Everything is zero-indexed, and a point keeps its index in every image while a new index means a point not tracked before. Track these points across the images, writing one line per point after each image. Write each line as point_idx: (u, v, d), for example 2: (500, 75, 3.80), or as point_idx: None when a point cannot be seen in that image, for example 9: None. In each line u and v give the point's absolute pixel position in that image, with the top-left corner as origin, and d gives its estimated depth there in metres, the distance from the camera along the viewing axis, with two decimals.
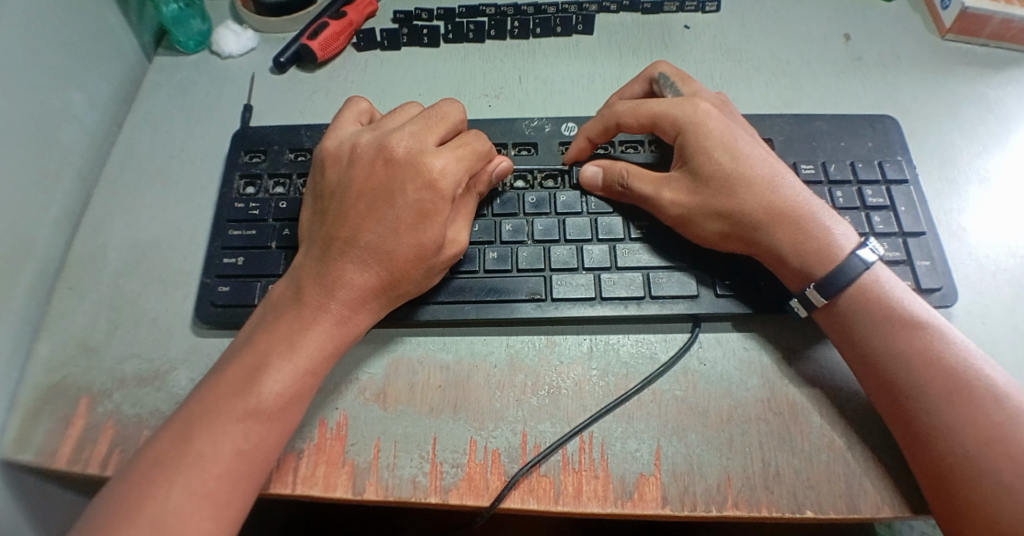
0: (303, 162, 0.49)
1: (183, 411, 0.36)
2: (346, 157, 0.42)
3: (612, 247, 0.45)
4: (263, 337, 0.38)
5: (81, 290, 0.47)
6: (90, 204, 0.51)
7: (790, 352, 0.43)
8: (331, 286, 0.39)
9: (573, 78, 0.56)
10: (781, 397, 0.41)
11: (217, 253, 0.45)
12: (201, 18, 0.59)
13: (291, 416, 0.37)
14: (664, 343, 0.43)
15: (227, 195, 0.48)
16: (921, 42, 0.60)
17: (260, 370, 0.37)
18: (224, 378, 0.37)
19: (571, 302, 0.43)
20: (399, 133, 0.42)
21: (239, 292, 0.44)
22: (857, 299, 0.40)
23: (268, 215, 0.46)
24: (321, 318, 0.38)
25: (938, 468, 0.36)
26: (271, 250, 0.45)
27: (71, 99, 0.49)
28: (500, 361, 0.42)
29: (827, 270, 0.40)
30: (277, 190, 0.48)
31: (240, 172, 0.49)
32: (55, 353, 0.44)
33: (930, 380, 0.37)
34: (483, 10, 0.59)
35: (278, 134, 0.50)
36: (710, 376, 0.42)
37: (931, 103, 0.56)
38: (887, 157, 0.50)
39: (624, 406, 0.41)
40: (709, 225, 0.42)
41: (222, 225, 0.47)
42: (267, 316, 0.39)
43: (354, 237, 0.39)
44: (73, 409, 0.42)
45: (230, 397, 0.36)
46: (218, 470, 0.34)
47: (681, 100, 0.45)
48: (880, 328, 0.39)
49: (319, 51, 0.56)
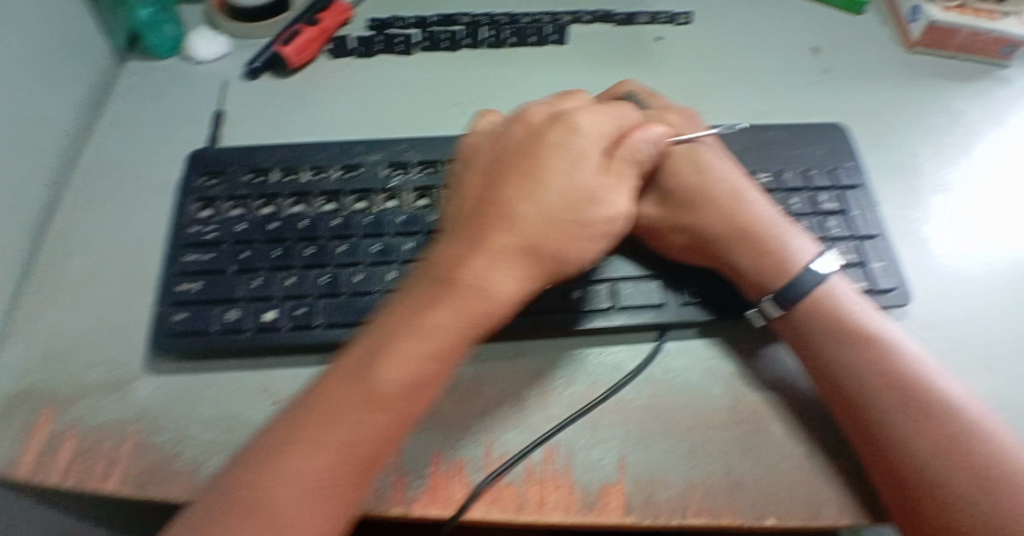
0: (261, 183, 0.46)
1: (292, 404, 0.36)
2: (492, 139, 0.44)
3: None
4: (381, 318, 0.37)
5: (46, 297, 0.46)
6: (57, 210, 0.50)
7: (753, 360, 0.44)
8: (474, 255, 0.37)
9: (546, 88, 0.57)
10: (743, 405, 0.42)
11: (172, 279, 0.42)
12: (173, 22, 0.59)
13: (405, 407, 0.35)
14: (630, 352, 0.44)
15: (182, 220, 0.45)
16: (888, 54, 0.61)
17: (377, 351, 0.35)
18: (343, 367, 0.36)
19: (537, 314, 0.43)
20: (533, 108, 0.44)
21: (195, 318, 0.41)
22: (814, 310, 0.41)
23: (227, 238, 0.44)
24: (462, 292, 0.37)
25: (899, 485, 0.36)
26: (229, 274, 0.42)
27: (39, 102, 0.49)
28: (467, 371, 0.43)
29: (782, 284, 0.41)
30: (233, 213, 0.45)
31: (195, 195, 0.46)
32: (18, 360, 0.44)
33: (887, 391, 0.38)
34: (458, 19, 0.59)
35: (237, 155, 0.48)
36: (675, 384, 0.43)
37: (898, 115, 0.57)
38: (843, 162, 0.51)
39: (589, 415, 0.41)
40: (670, 237, 0.44)
41: (176, 250, 0.44)
42: (417, 292, 0.37)
43: (504, 198, 0.39)
44: (34, 418, 0.42)
45: (351, 382, 0.35)
46: (327, 466, 0.33)
47: (650, 116, 0.47)
48: (844, 338, 0.40)
49: (293, 57, 0.56)
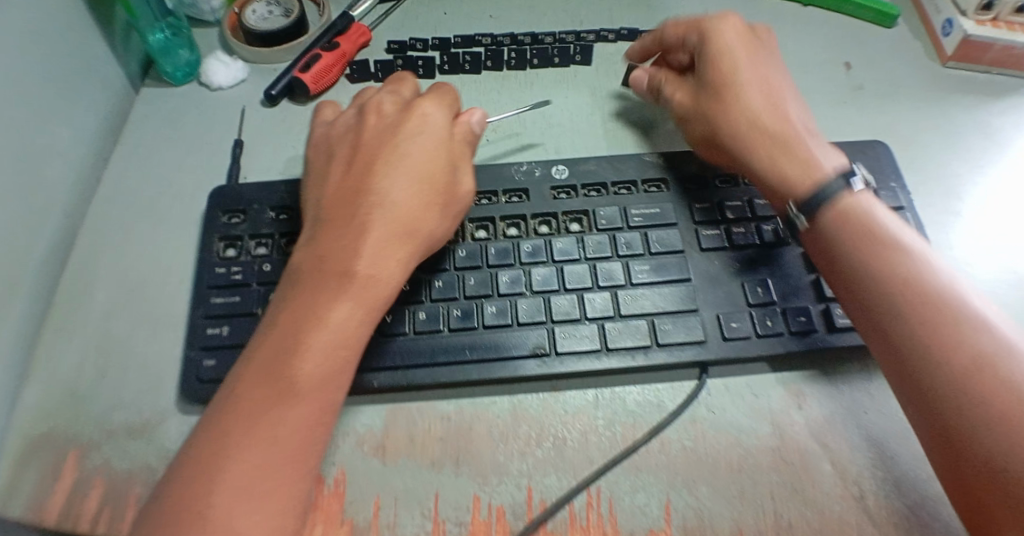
0: (285, 220, 0.46)
1: (214, 402, 0.36)
2: (347, 128, 0.46)
3: (614, 294, 0.43)
4: (288, 304, 0.38)
5: (68, 333, 0.45)
6: (77, 241, 0.48)
7: (798, 396, 0.42)
8: (350, 242, 0.39)
9: (571, 110, 0.55)
10: (790, 444, 0.40)
11: (200, 322, 0.42)
12: (189, 47, 0.57)
13: (331, 391, 0.36)
14: (671, 390, 0.42)
15: (207, 259, 0.45)
16: (921, 69, 0.60)
17: (292, 342, 0.36)
18: (254, 360, 0.36)
19: (577, 356, 0.41)
20: (380, 97, 0.47)
21: (226, 363, 0.41)
22: (871, 263, 0.39)
23: (252, 279, 0.44)
24: (359, 284, 0.38)
25: (956, 459, 0.33)
26: (256, 315, 0.42)
27: (56, 132, 0.47)
28: (503, 411, 0.41)
29: (837, 236, 0.41)
30: (259, 251, 0.45)
31: (219, 233, 0.46)
32: (41, 400, 0.42)
33: (947, 349, 0.35)
34: (480, 40, 0.58)
35: (257, 191, 0.48)
36: (719, 423, 0.41)
37: (934, 132, 0.56)
38: (881, 185, 0.49)
39: (631, 458, 0.40)
40: (700, 123, 0.48)
41: (203, 291, 0.44)
42: (289, 293, 0.38)
43: (341, 190, 0.42)
44: (57, 462, 0.40)
45: (267, 372, 0.35)
46: (258, 460, 0.33)
47: (714, 24, 0.49)
48: (886, 289, 0.38)
49: (311, 84, 0.55)
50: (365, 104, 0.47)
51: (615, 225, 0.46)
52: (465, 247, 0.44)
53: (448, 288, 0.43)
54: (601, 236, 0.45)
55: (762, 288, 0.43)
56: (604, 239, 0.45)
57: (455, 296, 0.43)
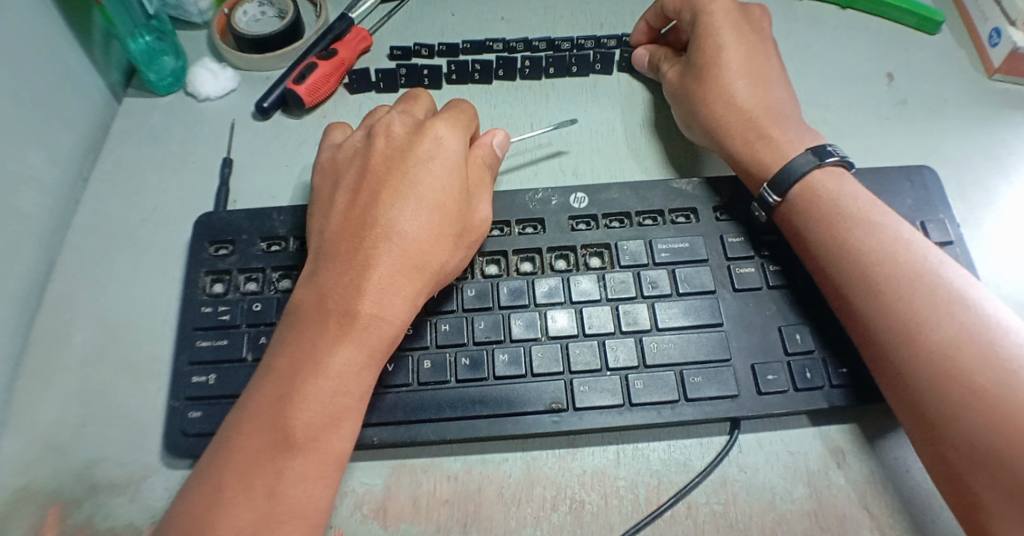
0: (277, 252, 0.42)
1: (205, 455, 0.33)
2: (351, 148, 0.42)
3: (637, 341, 0.39)
4: (284, 347, 0.35)
5: (45, 378, 0.41)
6: (55, 272, 0.45)
7: (840, 456, 0.38)
8: (353, 278, 0.36)
9: (591, 126, 0.51)
10: (829, 509, 0.37)
11: (184, 369, 0.39)
12: (174, 54, 0.53)
13: (334, 443, 0.33)
14: (699, 447, 0.39)
15: (193, 297, 0.41)
16: (968, 82, 0.55)
17: (289, 391, 0.33)
18: (249, 411, 0.33)
19: (598, 411, 0.38)
20: (390, 117, 0.42)
21: (212, 417, 0.38)
22: (871, 288, 0.37)
23: (240, 320, 0.40)
24: (363, 326, 0.35)
25: (946, 461, 0.33)
26: (245, 362, 0.39)
27: (28, 155, 0.43)
28: (515, 470, 0.38)
29: (836, 257, 0.39)
30: (249, 287, 0.41)
31: (205, 267, 0.42)
32: (15, 454, 0.39)
33: (952, 381, 0.33)
34: (491, 46, 0.53)
35: (247, 219, 0.44)
36: (751, 485, 0.38)
37: (980, 154, 0.51)
38: (929, 216, 0.45)
39: (656, 524, 0.36)
40: (687, 112, 0.48)
41: (187, 333, 0.40)
42: (288, 334, 0.35)
43: (345, 221, 0.38)
44: (32, 523, 0.37)
45: (263, 424, 0.32)
46: (252, 519, 0.30)
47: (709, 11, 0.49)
48: (889, 316, 0.36)
49: (306, 97, 0.50)
50: (371, 125, 0.43)
51: (639, 261, 0.42)
52: (474, 286, 0.41)
53: (456, 332, 0.39)
54: (625, 274, 0.41)
55: (801, 335, 0.39)
56: (627, 278, 0.41)
57: (464, 342, 0.39)
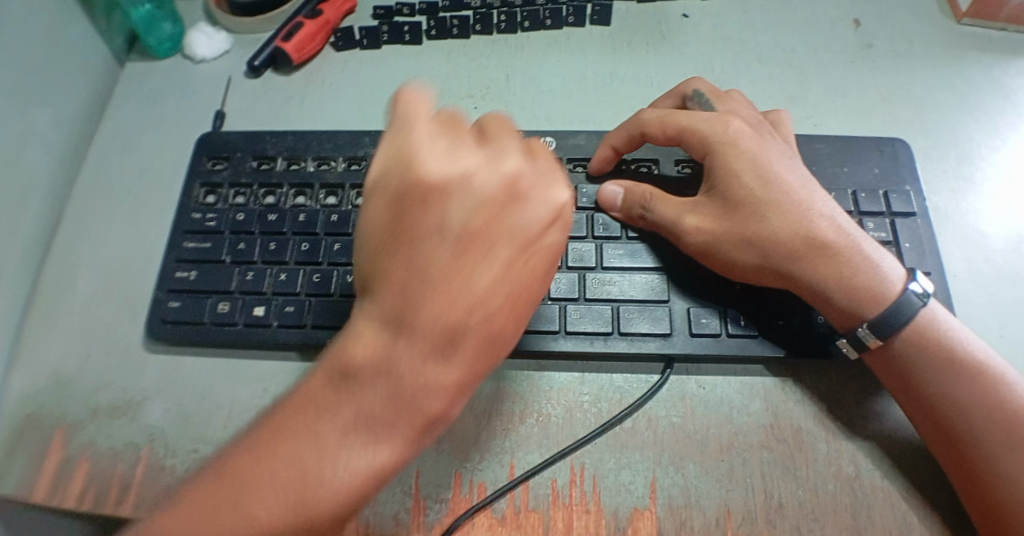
0: (265, 170, 0.47)
1: (209, 480, 0.30)
2: (460, 165, 0.31)
3: (581, 276, 0.42)
4: (344, 419, 0.30)
5: (53, 317, 0.45)
6: (63, 221, 0.48)
7: (795, 373, 0.41)
8: (430, 367, 0.30)
9: (562, 74, 0.53)
10: (784, 422, 0.39)
11: (171, 265, 0.44)
12: (172, 20, 0.55)
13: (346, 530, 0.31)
14: (633, 381, 0.40)
15: (186, 204, 0.46)
16: (935, 26, 0.56)
17: (330, 479, 0.29)
18: (272, 483, 0.29)
19: (534, 334, 0.40)
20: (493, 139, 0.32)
21: (190, 308, 0.43)
22: (914, 340, 0.37)
23: (224, 227, 0.44)
24: (423, 418, 0.30)
25: (970, 461, 0.35)
26: (223, 263, 0.43)
27: (36, 113, 0.46)
28: (487, 389, 0.40)
29: (880, 311, 0.37)
30: (236, 199, 0.46)
31: (200, 179, 0.47)
32: (28, 383, 0.42)
33: (991, 423, 0.35)
34: (469, 3, 0.55)
35: (242, 140, 0.48)
36: (710, 401, 0.40)
37: (943, 96, 0.52)
38: (893, 187, 0.45)
39: (616, 434, 0.39)
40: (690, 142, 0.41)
41: (178, 235, 0.45)
42: (341, 397, 0.30)
43: (435, 285, 0.30)
44: (46, 443, 0.40)
45: (286, 509, 0.28)
46: None
47: (751, 110, 0.44)
48: (937, 365, 0.36)
49: (294, 53, 0.53)
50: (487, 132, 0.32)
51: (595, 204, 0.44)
52: None
53: None
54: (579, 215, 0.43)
55: None
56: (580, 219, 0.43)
57: None
